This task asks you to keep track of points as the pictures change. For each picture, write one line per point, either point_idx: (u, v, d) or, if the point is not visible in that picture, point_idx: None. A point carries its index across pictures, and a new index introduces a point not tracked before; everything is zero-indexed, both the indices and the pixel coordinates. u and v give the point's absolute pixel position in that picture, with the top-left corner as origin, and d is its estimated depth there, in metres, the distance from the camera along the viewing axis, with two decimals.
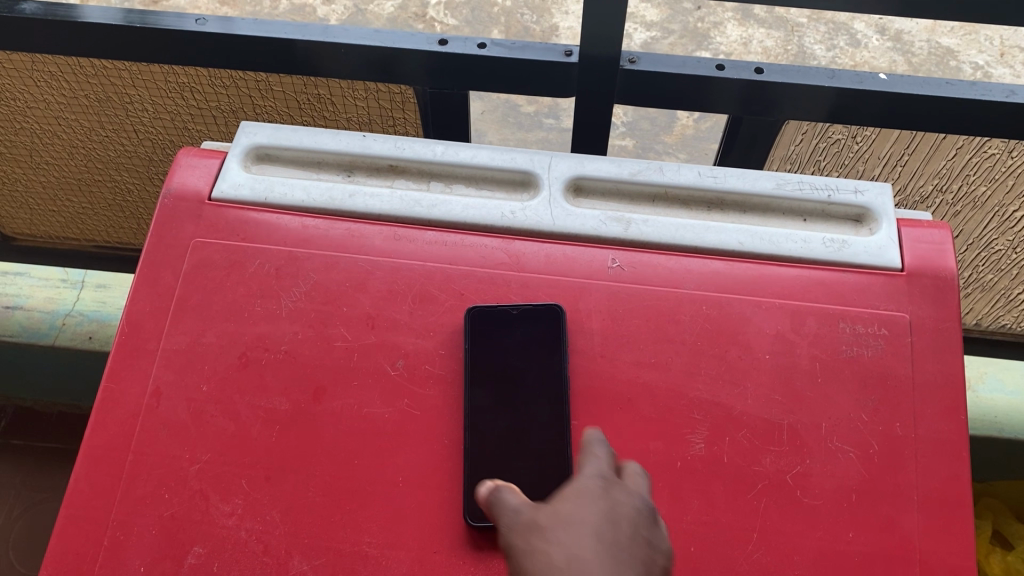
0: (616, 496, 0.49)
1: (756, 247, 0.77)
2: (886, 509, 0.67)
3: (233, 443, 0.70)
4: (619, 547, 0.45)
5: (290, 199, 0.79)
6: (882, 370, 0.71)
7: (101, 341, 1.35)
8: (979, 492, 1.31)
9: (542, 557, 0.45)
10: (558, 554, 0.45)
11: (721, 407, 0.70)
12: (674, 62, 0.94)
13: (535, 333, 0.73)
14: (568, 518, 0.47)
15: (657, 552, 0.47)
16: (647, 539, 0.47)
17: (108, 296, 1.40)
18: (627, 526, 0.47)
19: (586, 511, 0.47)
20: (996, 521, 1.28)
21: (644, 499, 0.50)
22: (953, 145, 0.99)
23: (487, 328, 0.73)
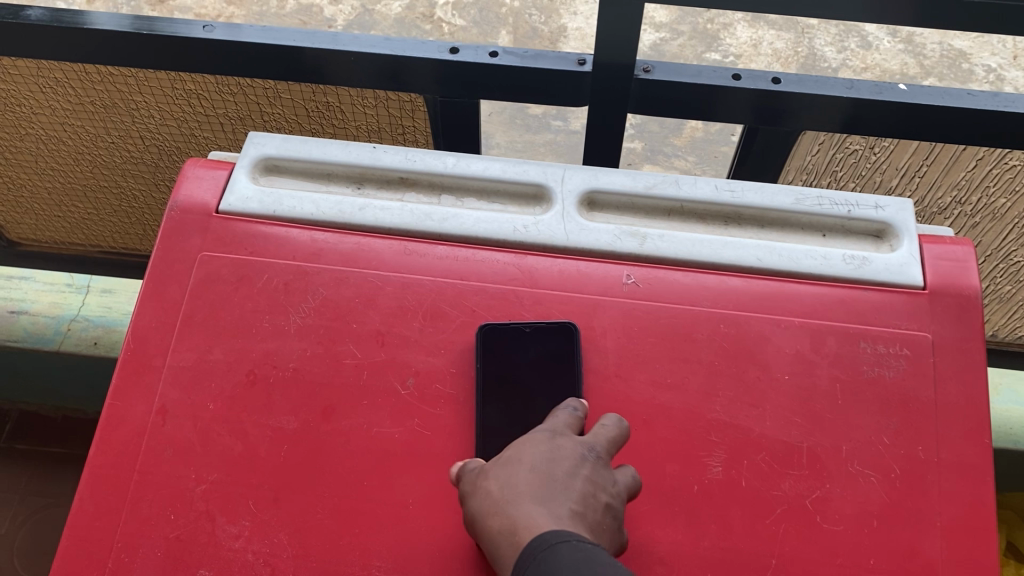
0: (561, 442, 0.58)
1: (774, 264, 0.75)
2: (908, 535, 0.65)
3: (241, 464, 0.68)
4: (551, 483, 0.55)
5: (298, 212, 0.78)
6: (904, 392, 0.70)
7: (106, 347, 1.34)
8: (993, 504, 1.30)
9: (484, 495, 0.56)
10: (496, 488, 0.56)
11: (739, 429, 0.68)
12: (689, 71, 0.93)
13: (549, 351, 0.71)
14: (512, 461, 0.58)
15: (599, 489, 0.56)
16: (587, 476, 0.57)
17: (113, 302, 1.38)
18: (565, 464, 0.57)
19: (528, 454, 0.57)
20: (1010, 534, 1.27)
21: (591, 446, 0.59)
22: (973, 157, 0.97)
23: (498, 346, 0.71)
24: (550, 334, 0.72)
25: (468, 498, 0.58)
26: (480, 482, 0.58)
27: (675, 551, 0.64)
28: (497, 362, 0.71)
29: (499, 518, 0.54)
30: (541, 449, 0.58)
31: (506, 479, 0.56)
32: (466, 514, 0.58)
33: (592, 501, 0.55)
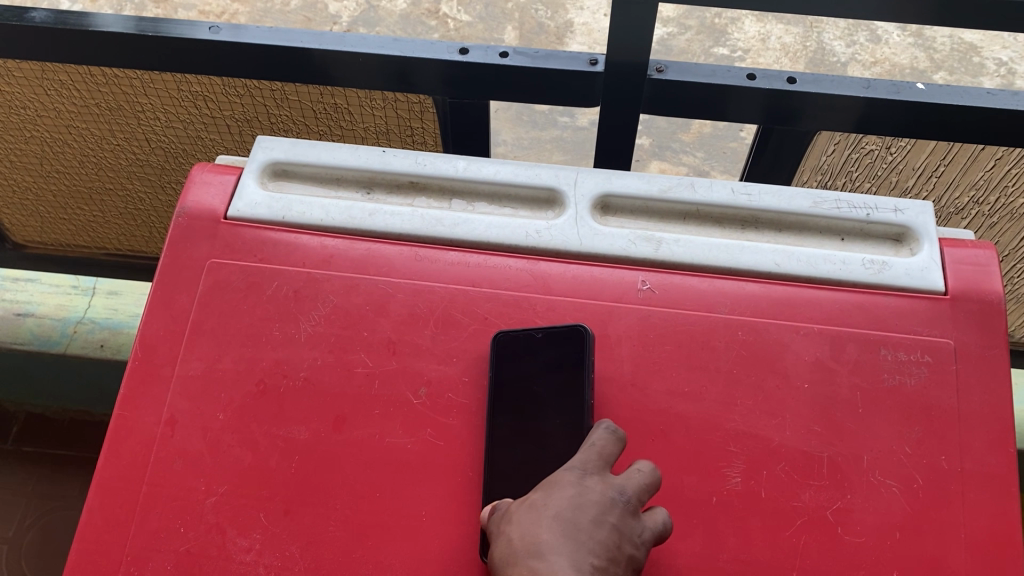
0: (588, 486, 0.59)
1: (792, 269, 0.74)
2: (931, 548, 0.64)
3: (251, 476, 0.67)
4: (574, 535, 0.57)
5: (308, 218, 0.77)
6: (926, 400, 0.68)
7: (114, 349, 1.34)
8: None
9: (505, 542, 0.58)
10: (518, 536, 0.58)
11: (758, 439, 0.67)
12: (703, 71, 0.91)
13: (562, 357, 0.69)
14: (537, 506, 0.59)
15: (624, 539, 0.58)
16: (612, 525, 0.58)
17: (120, 303, 1.39)
18: (591, 512, 0.58)
19: (554, 499, 0.59)
20: None
21: (621, 489, 0.60)
22: (992, 156, 0.96)
23: (511, 354, 0.70)
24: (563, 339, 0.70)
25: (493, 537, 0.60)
26: (506, 523, 0.59)
27: (693, 564, 0.63)
28: (510, 370, 0.69)
29: (520, 570, 0.56)
30: (569, 493, 0.59)
31: (529, 528, 0.58)
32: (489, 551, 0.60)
33: (615, 553, 0.57)
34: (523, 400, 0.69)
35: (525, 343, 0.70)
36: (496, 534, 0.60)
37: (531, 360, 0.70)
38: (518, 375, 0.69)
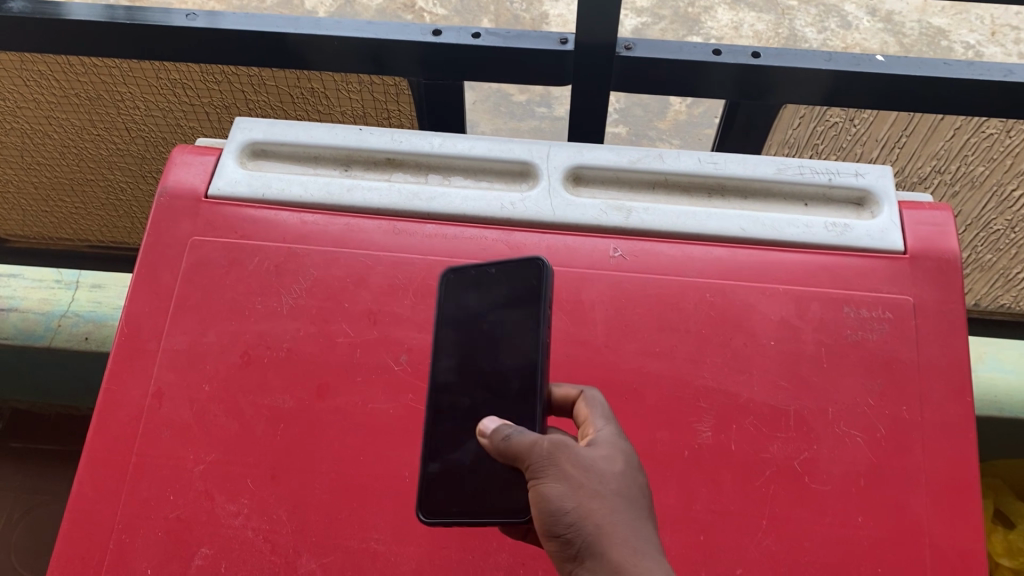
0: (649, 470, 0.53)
1: (758, 233, 0.76)
2: (894, 494, 0.67)
3: (237, 444, 0.69)
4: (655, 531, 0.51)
5: (287, 195, 0.78)
6: (887, 354, 0.71)
7: (100, 339, 1.32)
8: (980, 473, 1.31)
9: (606, 510, 0.48)
10: (621, 513, 0.49)
11: (727, 395, 0.69)
12: (671, 48, 0.93)
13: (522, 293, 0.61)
14: (625, 478, 0.51)
15: None
16: None
17: (104, 296, 1.35)
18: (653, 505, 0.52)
19: (638, 478, 0.52)
20: (997, 500, 1.27)
21: None
22: (951, 126, 0.99)
23: (464, 295, 0.64)
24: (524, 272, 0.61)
25: (575, 491, 0.49)
26: (591, 480, 0.49)
27: (667, 515, 0.66)
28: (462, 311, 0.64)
29: (624, 554, 0.47)
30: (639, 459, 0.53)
31: (629, 495, 0.50)
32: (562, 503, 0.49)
33: None
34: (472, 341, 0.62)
35: (480, 279, 0.64)
36: (579, 488, 0.49)
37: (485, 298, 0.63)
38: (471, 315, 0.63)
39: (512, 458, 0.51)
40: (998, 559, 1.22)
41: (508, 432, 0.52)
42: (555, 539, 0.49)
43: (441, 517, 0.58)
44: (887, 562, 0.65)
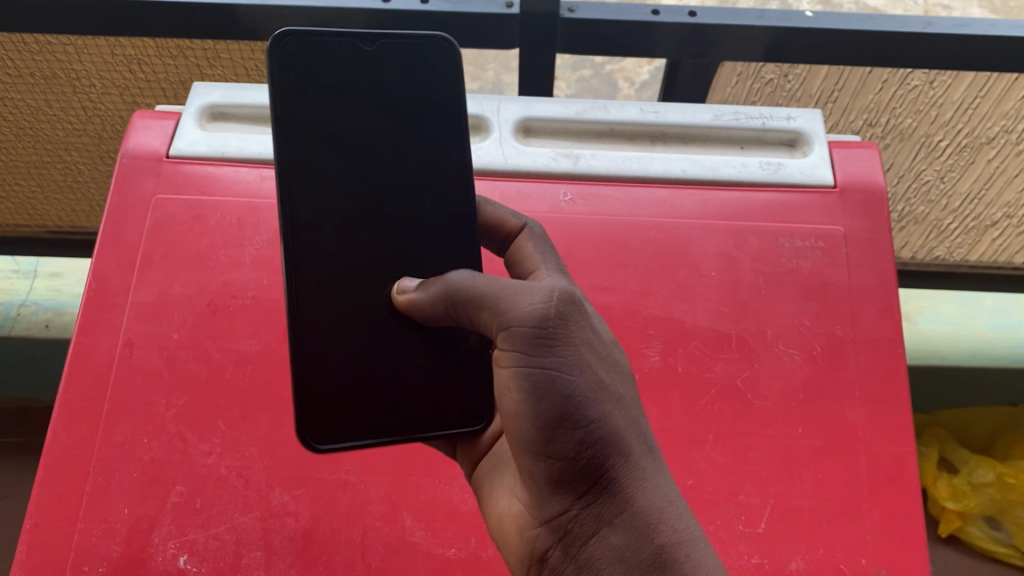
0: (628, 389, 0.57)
1: (697, 174, 0.81)
2: (831, 406, 0.71)
3: (208, 387, 0.72)
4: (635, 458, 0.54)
5: (246, 153, 0.81)
6: (821, 279, 0.76)
7: (61, 326, 1.28)
8: (921, 424, 1.25)
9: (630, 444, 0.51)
10: (640, 449, 0.52)
11: (674, 322, 0.74)
12: (611, 10, 0.97)
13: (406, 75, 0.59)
14: (631, 404, 0.54)
15: None
16: None
17: (63, 285, 1.31)
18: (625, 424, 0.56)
19: (634, 402, 0.55)
20: (942, 449, 1.23)
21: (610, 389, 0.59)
22: (878, 79, 1.04)
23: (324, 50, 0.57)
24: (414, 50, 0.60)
25: (592, 394, 0.50)
26: (601, 384, 0.51)
27: None
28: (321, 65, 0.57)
29: (640, 489, 0.51)
30: (618, 366, 0.56)
31: (622, 405, 0.52)
32: (598, 423, 0.50)
33: None
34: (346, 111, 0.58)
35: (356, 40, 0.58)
36: (595, 392, 0.50)
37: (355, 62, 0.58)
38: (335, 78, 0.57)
39: (524, 330, 0.50)
40: (942, 503, 1.20)
41: (516, 293, 0.51)
42: (550, 434, 0.50)
43: (334, 442, 0.57)
44: (826, 467, 0.69)
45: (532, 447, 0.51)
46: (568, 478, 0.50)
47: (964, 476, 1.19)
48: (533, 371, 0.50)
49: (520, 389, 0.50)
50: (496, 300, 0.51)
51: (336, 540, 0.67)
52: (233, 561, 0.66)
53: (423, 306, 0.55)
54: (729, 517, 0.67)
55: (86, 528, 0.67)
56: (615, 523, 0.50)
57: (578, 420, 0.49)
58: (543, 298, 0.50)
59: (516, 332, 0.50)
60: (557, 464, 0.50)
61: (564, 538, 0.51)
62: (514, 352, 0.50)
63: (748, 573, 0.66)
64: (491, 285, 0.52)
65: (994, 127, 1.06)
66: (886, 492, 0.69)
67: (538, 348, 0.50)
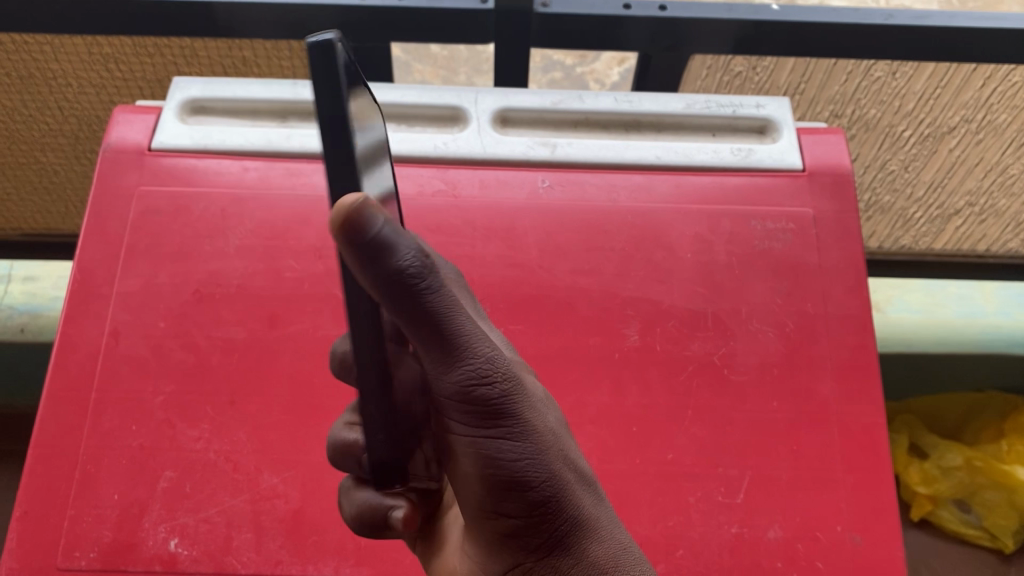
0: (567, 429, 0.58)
1: (671, 160, 0.83)
2: (804, 380, 0.74)
3: (195, 374, 0.73)
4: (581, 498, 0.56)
5: (228, 145, 0.82)
6: (792, 259, 0.79)
7: (37, 331, 1.25)
8: (893, 411, 1.28)
9: (580, 497, 0.52)
10: (588, 499, 0.53)
11: (651, 302, 0.76)
12: (584, 3, 0.99)
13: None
14: (573, 449, 0.54)
15: None
16: None
17: (37, 289, 1.28)
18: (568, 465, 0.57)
19: (574, 444, 0.56)
20: (913, 435, 1.25)
21: None
22: (843, 70, 1.07)
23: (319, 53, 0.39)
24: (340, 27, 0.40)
25: (539, 456, 0.50)
26: (549, 443, 0.51)
27: (603, 411, 0.72)
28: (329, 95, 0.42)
29: (594, 539, 0.52)
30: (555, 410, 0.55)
31: (569, 456, 0.53)
32: (546, 485, 0.50)
33: None
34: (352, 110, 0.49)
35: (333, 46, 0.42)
36: (542, 453, 0.50)
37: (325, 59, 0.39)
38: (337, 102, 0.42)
39: (468, 397, 0.47)
40: (914, 488, 1.23)
41: (464, 346, 0.45)
42: (501, 496, 0.51)
43: None
44: (801, 439, 0.72)
45: (484, 506, 0.52)
46: (522, 535, 0.52)
47: (935, 460, 1.22)
48: (482, 445, 0.49)
49: (466, 455, 0.50)
50: (437, 359, 0.45)
51: (325, 521, 0.68)
52: (224, 543, 0.67)
53: (369, 272, 0.40)
54: (708, 489, 0.69)
55: (76, 515, 0.68)
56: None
57: (528, 483, 0.50)
58: (487, 355, 0.46)
59: (460, 397, 0.47)
60: (510, 523, 0.51)
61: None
62: (460, 424, 0.49)
63: (728, 542, 0.68)
64: (443, 322, 0.44)
65: (955, 117, 1.07)
66: (859, 462, 0.71)
67: (479, 417, 0.48)
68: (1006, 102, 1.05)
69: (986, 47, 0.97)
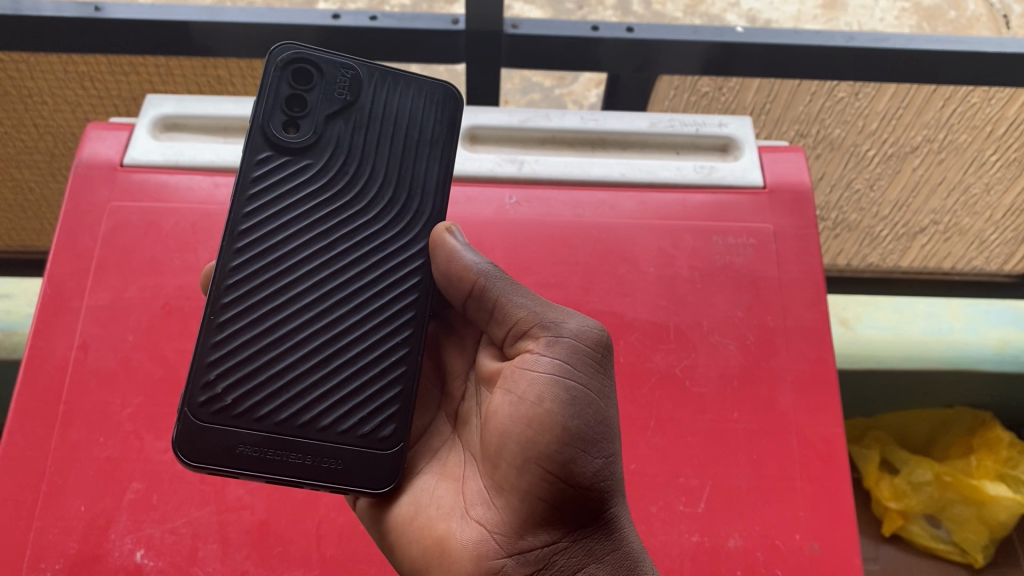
0: None
1: (636, 177, 0.85)
2: (764, 391, 0.75)
3: (163, 386, 0.73)
4: None
5: (199, 161, 0.84)
6: (753, 274, 0.81)
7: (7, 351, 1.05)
8: (864, 425, 1.26)
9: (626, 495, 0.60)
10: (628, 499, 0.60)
11: (615, 316, 0.78)
12: (554, 26, 1.01)
13: (300, 79, 0.63)
14: None
15: None
16: None
17: (10, 307, 1.07)
18: None
19: None
20: (883, 451, 1.24)
21: None
22: (807, 91, 1.09)
23: (433, 100, 0.65)
24: (402, 81, 0.65)
25: (609, 433, 0.58)
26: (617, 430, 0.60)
27: None
28: (392, 107, 0.64)
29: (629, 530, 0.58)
30: None
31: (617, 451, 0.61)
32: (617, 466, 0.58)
33: None
34: (337, 94, 0.63)
35: (393, 73, 0.64)
36: (613, 430, 0.58)
37: (427, 109, 0.65)
38: (391, 117, 0.64)
39: (574, 352, 0.59)
40: (884, 503, 1.20)
41: (562, 315, 0.62)
42: (575, 457, 0.56)
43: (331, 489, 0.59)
44: (760, 448, 0.73)
45: (547, 467, 0.56)
46: (572, 508, 0.56)
47: (904, 476, 1.21)
48: (580, 390, 0.58)
49: (555, 407, 0.57)
50: (548, 313, 0.62)
51: (291, 531, 0.69)
52: (190, 554, 0.68)
53: (456, 257, 0.62)
54: (670, 498, 0.71)
55: (42, 527, 0.68)
56: (604, 561, 0.57)
57: (598, 451, 0.57)
58: (591, 324, 0.61)
59: (576, 342, 0.60)
60: (566, 491, 0.56)
61: (545, 568, 0.57)
62: (562, 367, 0.58)
63: (689, 550, 0.69)
64: (533, 296, 0.63)
65: (917, 137, 1.10)
66: (817, 471, 0.72)
67: (586, 369, 0.59)
68: (966, 122, 1.08)
69: (945, 69, 1.00)
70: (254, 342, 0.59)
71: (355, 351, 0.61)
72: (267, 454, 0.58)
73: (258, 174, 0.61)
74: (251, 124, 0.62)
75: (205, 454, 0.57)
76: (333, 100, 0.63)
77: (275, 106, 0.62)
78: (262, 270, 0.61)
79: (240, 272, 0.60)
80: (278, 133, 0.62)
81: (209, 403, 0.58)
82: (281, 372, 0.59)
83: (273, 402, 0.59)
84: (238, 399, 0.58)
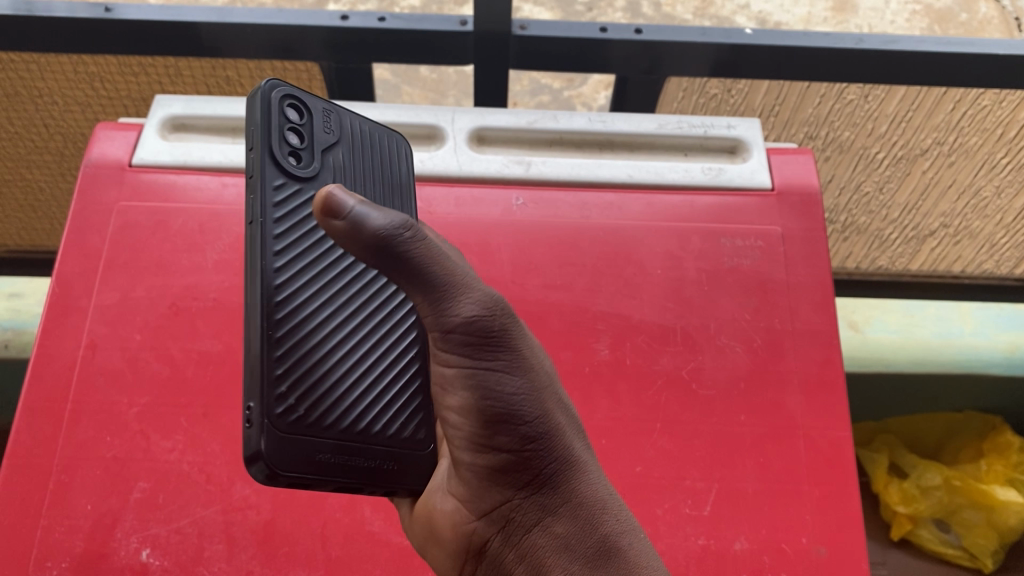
0: None
1: (643, 179, 0.85)
2: (771, 394, 0.75)
3: (170, 386, 0.73)
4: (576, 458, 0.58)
5: (207, 161, 0.84)
6: (761, 276, 0.81)
7: (20, 349, 1.05)
8: (873, 429, 1.25)
9: (573, 440, 0.53)
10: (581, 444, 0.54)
11: (622, 318, 0.78)
12: (561, 27, 1.01)
13: (292, 113, 0.57)
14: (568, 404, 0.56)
15: None
16: None
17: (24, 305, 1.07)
18: None
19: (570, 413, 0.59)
20: (892, 455, 1.23)
21: None
22: (816, 93, 1.09)
23: (395, 149, 0.66)
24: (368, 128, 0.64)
25: (534, 392, 0.51)
26: (546, 385, 0.52)
27: None
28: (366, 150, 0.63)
29: (583, 477, 0.53)
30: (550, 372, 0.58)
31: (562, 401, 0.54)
32: (551, 424, 0.52)
33: None
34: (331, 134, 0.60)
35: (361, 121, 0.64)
36: (533, 392, 0.51)
37: (394, 157, 0.66)
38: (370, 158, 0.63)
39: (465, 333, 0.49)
40: (893, 507, 1.20)
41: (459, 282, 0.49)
42: (493, 430, 0.51)
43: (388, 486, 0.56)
44: (767, 452, 0.73)
45: (477, 441, 0.52)
46: (510, 473, 0.52)
47: (913, 480, 1.20)
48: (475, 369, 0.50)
49: (464, 384, 0.50)
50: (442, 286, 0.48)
51: (296, 532, 0.69)
52: (196, 554, 0.68)
53: (340, 232, 0.44)
54: (677, 501, 0.70)
55: (49, 526, 0.68)
56: (559, 514, 0.52)
57: (521, 415, 0.51)
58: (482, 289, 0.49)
59: (462, 325, 0.48)
60: (498, 459, 0.52)
61: (506, 526, 0.53)
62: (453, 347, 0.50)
63: (695, 554, 0.69)
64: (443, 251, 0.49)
65: (927, 139, 1.09)
66: (824, 476, 0.72)
67: (479, 344, 0.50)
68: (976, 124, 1.07)
69: (955, 71, 1.00)
70: (307, 363, 0.51)
71: (388, 371, 0.56)
72: (341, 458, 0.52)
73: (280, 196, 0.53)
74: (252, 153, 0.53)
75: (292, 467, 0.49)
76: (324, 137, 0.59)
77: (279, 134, 0.55)
78: (303, 286, 0.52)
79: (287, 287, 0.51)
80: (287, 159, 0.55)
81: (285, 415, 0.49)
82: (335, 389, 0.52)
83: (336, 411, 0.52)
84: (312, 410, 0.50)
